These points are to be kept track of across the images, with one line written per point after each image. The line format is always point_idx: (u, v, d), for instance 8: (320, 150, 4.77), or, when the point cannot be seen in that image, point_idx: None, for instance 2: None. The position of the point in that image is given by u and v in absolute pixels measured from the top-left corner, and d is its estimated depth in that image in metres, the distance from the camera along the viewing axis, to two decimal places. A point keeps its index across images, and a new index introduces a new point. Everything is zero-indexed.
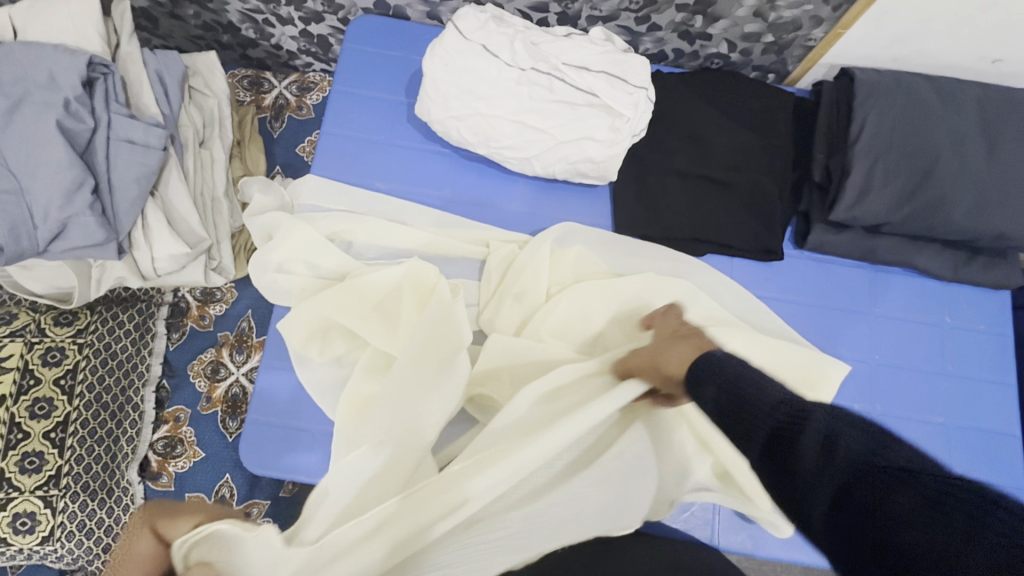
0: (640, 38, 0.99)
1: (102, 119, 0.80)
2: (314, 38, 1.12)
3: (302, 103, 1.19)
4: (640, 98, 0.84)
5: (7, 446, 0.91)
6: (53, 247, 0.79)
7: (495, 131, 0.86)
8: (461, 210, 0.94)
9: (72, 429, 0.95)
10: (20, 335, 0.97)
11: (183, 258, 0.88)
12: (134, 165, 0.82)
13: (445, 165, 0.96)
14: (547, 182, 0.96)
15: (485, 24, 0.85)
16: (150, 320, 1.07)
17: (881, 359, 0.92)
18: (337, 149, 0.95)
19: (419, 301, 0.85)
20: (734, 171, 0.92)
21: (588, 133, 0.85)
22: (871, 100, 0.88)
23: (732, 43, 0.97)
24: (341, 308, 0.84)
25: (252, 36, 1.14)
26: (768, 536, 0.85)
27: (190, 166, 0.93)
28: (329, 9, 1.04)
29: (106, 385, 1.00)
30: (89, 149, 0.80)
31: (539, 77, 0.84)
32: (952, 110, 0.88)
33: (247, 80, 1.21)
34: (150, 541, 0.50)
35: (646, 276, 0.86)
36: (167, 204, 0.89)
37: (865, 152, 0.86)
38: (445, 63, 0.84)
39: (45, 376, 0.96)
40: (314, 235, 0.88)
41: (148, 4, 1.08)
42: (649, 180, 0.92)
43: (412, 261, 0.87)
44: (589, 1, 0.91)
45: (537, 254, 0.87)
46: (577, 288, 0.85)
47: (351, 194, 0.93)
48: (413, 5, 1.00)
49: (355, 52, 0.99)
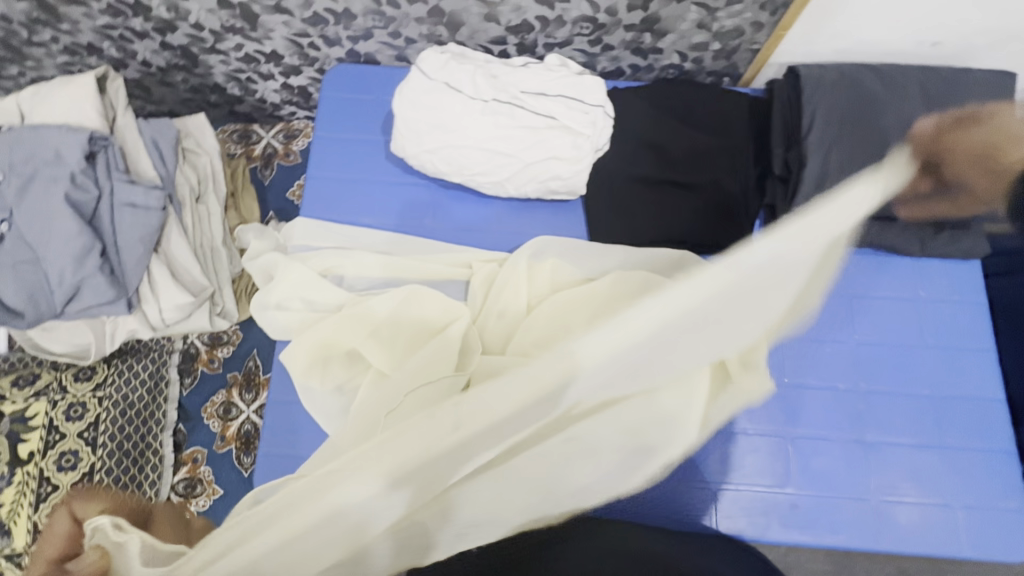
0: (596, 59, 1.05)
1: (106, 188, 0.87)
2: (295, 89, 1.20)
3: (290, 150, 1.27)
4: (596, 116, 0.91)
5: (37, 499, 0.99)
6: (69, 308, 0.86)
7: (466, 160, 0.91)
8: (444, 236, 1.00)
9: (97, 478, 1.02)
10: (44, 394, 1.05)
11: (188, 307, 0.94)
12: (139, 226, 0.88)
13: (425, 195, 1.02)
14: (521, 202, 1.01)
15: (447, 63, 0.91)
16: (163, 367, 1.12)
17: (861, 338, 0.96)
18: (323, 191, 1.01)
19: (416, 326, 0.91)
20: (698, 174, 0.96)
21: (553, 153, 0.91)
22: (817, 94, 0.93)
23: (683, 54, 1.03)
24: (342, 335, 0.90)
25: (238, 92, 1.22)
26: (770, 521, 0.87)
27: (189, 221, 0.99)
28: (306, 62, 1.11)
29: (126, 434, 1.06)
30: (95, 216, 0.87)
31: (500, 106, 0.89)
32: (897, 95, 0.92)
33: (237, 133, 1.29)
34: (67, 523, 0.49)
35: (614, 276, 0.89)
36: (170, 258, 0.95)
37: (818, 143, 0.91)
38: (413, 102, 0.90)
39: (69, 431, 1.04)
40: (308, 273, 0.94)
41: (140, 75, 1.16)
42: (617, 191, 0.97)
43: (408, 287, 0.93)
44: (543, 31, 0.98)
45: (514, 271, 0.92)
46: (552, 299, 0.88)
47: (339, 231, 0.99)
48: (382, 51, 1.07)
49: (333, 100, 1.06)
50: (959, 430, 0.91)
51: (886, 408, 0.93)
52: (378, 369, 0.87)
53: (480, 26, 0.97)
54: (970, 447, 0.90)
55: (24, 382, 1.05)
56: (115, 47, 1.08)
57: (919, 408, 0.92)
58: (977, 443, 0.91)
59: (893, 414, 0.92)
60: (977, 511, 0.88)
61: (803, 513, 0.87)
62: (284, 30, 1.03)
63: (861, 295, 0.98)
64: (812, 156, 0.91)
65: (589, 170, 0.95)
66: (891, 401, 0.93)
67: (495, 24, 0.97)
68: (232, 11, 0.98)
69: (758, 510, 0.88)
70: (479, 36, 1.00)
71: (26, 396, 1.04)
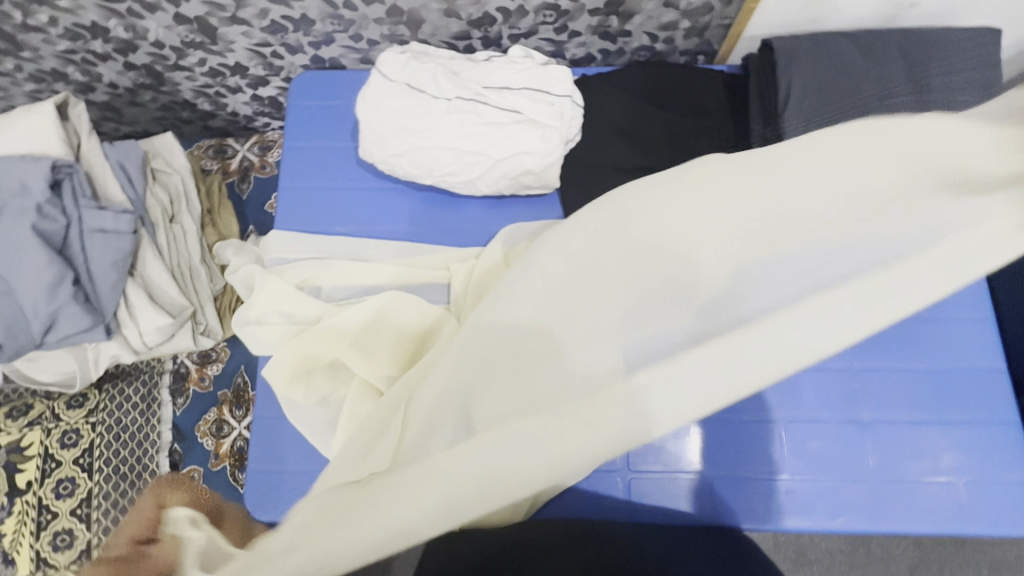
0: (564, 46, 1.02)
1: (74, 216, 0.87)
2: (265, 100, 1.19)
3: (266, 161, 1.26)
4: (563, 107, 0.89)
5: (39, 527, 1.01)
6: (48, 338, 0.86)
7: (435, 161, 0.90)
8: (420, 238, 0.99)
9: (96, 503, 1.03)
10: (38, 424, 1.06)
11: (169, 328, 0.94)
12: (111, 252, 0.88)
13: (398, 199, 1.00)
14: (496, 200, 0.99)
15: (407, 64, 0.90)
16: (155, 390, 1.12)
17: None
18: (297, 202, 1.00)
19: (397, 328, 0.89)
20: (673, 157, 0.93)
21: (522, 147, 0.89)
22: (794, 64, 0.90)
23: (653, 35, 1.00)
24: (322, 346, 0.89)
25: (209, 107, 1.21)
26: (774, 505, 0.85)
27: (163, 242, 0.99)
28: (271, 72, 1.10)
29: (121, 457, 1.07)
30: (66, 246, 0.86)
31: (464, 104, 0.87)
32: (875, 62, 0.89)
33: (212, 149, 1.27)
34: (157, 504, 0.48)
35: None
36: (148, 281, 0.95)
37: (796, 115, 0.87)
38: (376, 106, 0.89)
39: (65, 457, 1.05)
40: (285, 286, 0.93)
41: (109, 97, 1.15)
42: (591, 179, 0.94)
43: (385, 293, 0.91)
44: (506, 22, 0.95)
45: (490, 261, 0.90)
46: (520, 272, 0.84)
47: (315, 241, 0.98)
48: (347, 55, 1.05)
49: (300, 108, 1.04)
50: (961, 402, 0.89)
51: (883, 384, 0.90)
52: (361, 377, 0.86)
53: (440, 22, 0.95)
54: (972, 419, 0.88)
55: (18, 413, 1.06)
56: (80, 71, 1.07)
57: (917, 382, 0.90)
58: (979, 414, 0.88)
59: (891, 389, 0.90)
60: (980, 486, 0.85)
61: (801, 498, 0.85)
62: (245, 41, 1.01)
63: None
64: (790, 127, 0.87)
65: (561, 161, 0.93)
66: (886, 376, 0.90)
67: (456, 19, 0.95)
68: (190, 26, 0.96)
69: (754, 498, 0.86)
70: (442, 33, 0.98)
71: (20, 426, 1.05)
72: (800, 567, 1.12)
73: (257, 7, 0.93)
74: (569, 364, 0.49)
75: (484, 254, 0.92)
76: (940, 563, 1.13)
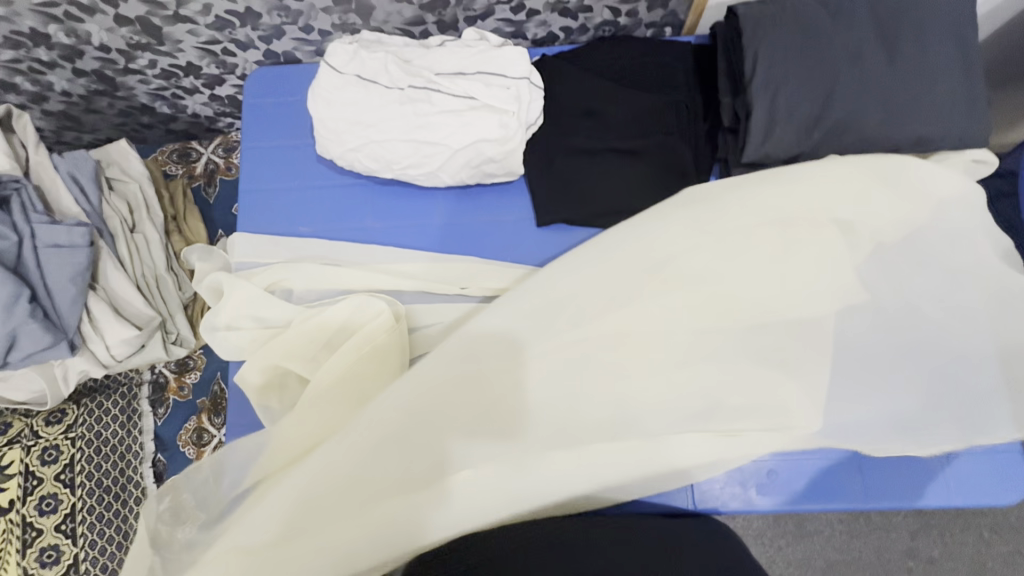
0: (523, 26, 0.99)
1: (25, 232, 0.85)
2: (224, 99, 1.15)
3: (231, 163, 1.22)
4: (519, 90, 0.87)
5: (25, 544, 1.01)
6: (12, 357, 0.85)
7: (393, 154, 0.87)
8: (385, 235, 0.94)
9: (80, 517, 1.02)
10: (17, 442, 1.05)
11: (136, 339, 0.93)
12: (66, 266, 0.86)
13: (362, 195, 0.96)
14: (463, 190, 0.95)
15: (356, 54, 0.88)
16: (135, 401, 1.10)
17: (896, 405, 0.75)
18: (257, 203, 0.96)
19: (336, 338, 0.81)
20: (641, 137, 0.90)
21: (480, 135, 0.86)
22: (758, 33, 0.86)
23: (614, 9, 0.97)
24: (296, 351, 0.80)
25: (168, 111, 1.16)
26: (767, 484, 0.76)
27: (124, 253, 0.98)
28: (225, 70, 1.06)
29: (104, 470, 1.05)
30: (20, 262, 0.85)
31: (417, 93, 0.86)
32: (844, 24, 0.85)
33: (176, 153, 1.23)
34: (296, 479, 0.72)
35: None
36: (111, 293, 0.94)
37: (763, 88, 0.84)
38: (328, 101, 0.87)
39: (46, 474, 1.04)
40: (253, 289, 0.86)
41: (64, 105, 1.11)
42: (558, 164, 0.91)
43: (357, 297, 0.82)
44: (460, 4, 0.92)
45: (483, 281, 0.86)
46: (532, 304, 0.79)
47: (279, 244, 0.93)
48: (300, 48, 1.01)
49: (257, 107, 1.01)
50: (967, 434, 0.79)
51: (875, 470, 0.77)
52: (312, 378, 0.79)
53: (392, 8, 0.92)
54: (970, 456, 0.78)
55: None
56: (29, 81, 1.03)
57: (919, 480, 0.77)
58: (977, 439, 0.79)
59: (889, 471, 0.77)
60: (966, 458, 0.78)
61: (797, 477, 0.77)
62: (192, 40, 0.98)
63: (930, 213, 0.74)
64: (758, 103, 0.84)
65: (525, 147, 0.91)
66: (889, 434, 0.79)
67: (407, 4, 0.91)
68: (132, 26, 0.93)
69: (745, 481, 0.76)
70: (395, 19, 0.95)
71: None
72: (799, 540, 1.10)
73: (199, 3, 0.89)
74: (579, 409, 0.64)
75: (475, 286, 0.86)
76: (940, 529, 1.11)
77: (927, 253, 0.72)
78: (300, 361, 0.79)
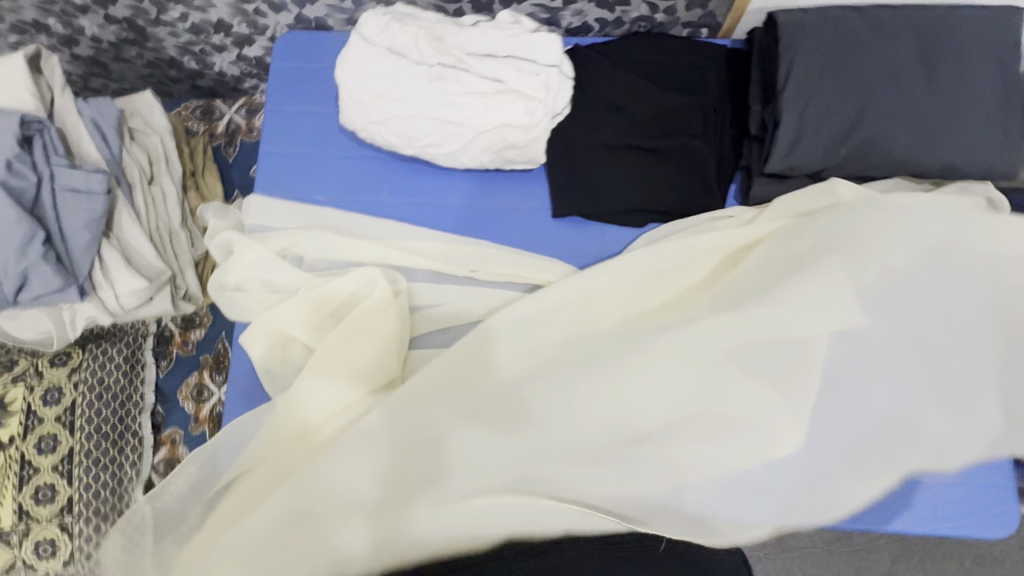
0: (559, 14, 0.98)
1: (45, 173, 0.86)
2: (252, 60, 1.14)
3: (253, 125, 1.20)
4: (548, 78, 0.87)
5: (21, 481, 1.00)
6: (22, 297, 0.86)
7: (416, 131, 0.86)
8: (400, 211, 0.94)
9: (78, 460, 1.02)
10: (21, 379, 1.04)
11: (145, 291, 0.93)
12: (82, 212, 0.87)
13: (380, 168, 0.96)
14: (482, 173, 0.95)
15: (388, 26, 0.87)
16: (139, 350, 1.13)
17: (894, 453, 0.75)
18: (276, 167, 0.96)
19: (341, 309, 0.81)
20: (666, 137, 0.89)
21: (505, 119, 0.86)
22: (796, 42, 0.84)
23: (652, 4, 0.95)
24: (301, 318, 0.81)
25: (196, 67, 1.16)
26: None
27: (141, 204, 0.99)
28: (256, 30, 1.06)
29: (105, 415, 1.06)
30: (37, 203, 0.85)
31: (445, 71, 0.86)
32: (884, 41, 0.83)
33: (199, 110, 1.22)
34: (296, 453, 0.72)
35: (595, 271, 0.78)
36: (124, 243, 0.95)
37: (794, 99, 0.83)
38: (355, 71, 0.86)
39: (47, 414, 1.02)
40: (266, 253, 0.86)
41: (93, 51, 1.11)
42: (579, 156, 0.90)
43: (366, 271, 0.82)
44: None
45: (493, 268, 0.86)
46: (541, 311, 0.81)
47: (294, 209, 0.93)
48: (333, 15, 1.01)
49: (283, 70, 1.00)
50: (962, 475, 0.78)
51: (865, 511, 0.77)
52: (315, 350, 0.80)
53: None
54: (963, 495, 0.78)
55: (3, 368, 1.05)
56: (61, 23, 1.03)
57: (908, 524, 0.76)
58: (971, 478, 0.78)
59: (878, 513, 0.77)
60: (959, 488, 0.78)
61: None
62: None
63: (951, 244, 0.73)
64: (788, 113, 0.83)
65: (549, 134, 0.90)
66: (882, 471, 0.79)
67: None
68: None
69: None
70: None
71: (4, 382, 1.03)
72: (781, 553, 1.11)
73: None
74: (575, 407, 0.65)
75: (485, 270, 0.86)
76: (920, 555, 1.11)
77: (949, 284, 0.71)
78: (304, 328, 0.80)
